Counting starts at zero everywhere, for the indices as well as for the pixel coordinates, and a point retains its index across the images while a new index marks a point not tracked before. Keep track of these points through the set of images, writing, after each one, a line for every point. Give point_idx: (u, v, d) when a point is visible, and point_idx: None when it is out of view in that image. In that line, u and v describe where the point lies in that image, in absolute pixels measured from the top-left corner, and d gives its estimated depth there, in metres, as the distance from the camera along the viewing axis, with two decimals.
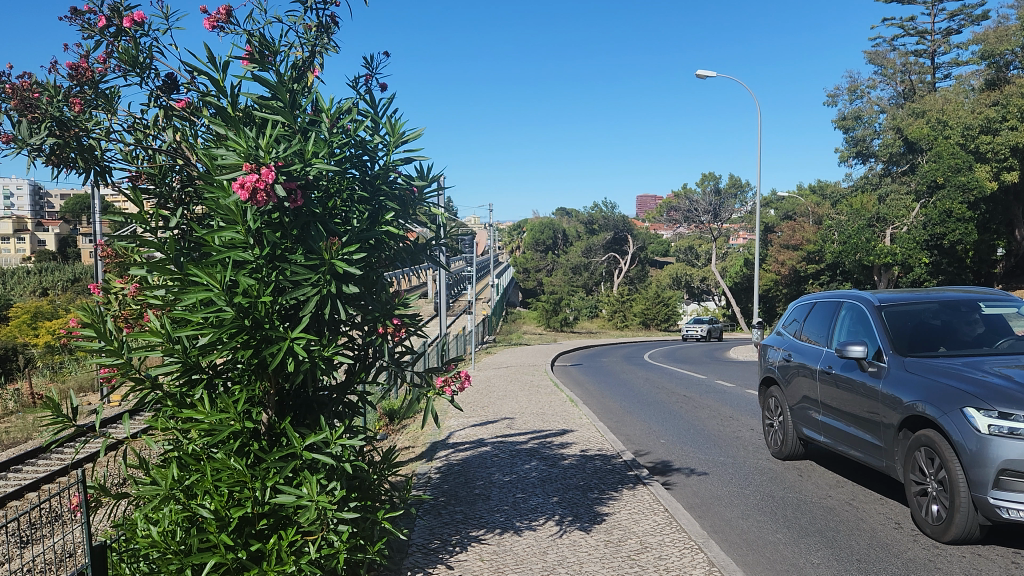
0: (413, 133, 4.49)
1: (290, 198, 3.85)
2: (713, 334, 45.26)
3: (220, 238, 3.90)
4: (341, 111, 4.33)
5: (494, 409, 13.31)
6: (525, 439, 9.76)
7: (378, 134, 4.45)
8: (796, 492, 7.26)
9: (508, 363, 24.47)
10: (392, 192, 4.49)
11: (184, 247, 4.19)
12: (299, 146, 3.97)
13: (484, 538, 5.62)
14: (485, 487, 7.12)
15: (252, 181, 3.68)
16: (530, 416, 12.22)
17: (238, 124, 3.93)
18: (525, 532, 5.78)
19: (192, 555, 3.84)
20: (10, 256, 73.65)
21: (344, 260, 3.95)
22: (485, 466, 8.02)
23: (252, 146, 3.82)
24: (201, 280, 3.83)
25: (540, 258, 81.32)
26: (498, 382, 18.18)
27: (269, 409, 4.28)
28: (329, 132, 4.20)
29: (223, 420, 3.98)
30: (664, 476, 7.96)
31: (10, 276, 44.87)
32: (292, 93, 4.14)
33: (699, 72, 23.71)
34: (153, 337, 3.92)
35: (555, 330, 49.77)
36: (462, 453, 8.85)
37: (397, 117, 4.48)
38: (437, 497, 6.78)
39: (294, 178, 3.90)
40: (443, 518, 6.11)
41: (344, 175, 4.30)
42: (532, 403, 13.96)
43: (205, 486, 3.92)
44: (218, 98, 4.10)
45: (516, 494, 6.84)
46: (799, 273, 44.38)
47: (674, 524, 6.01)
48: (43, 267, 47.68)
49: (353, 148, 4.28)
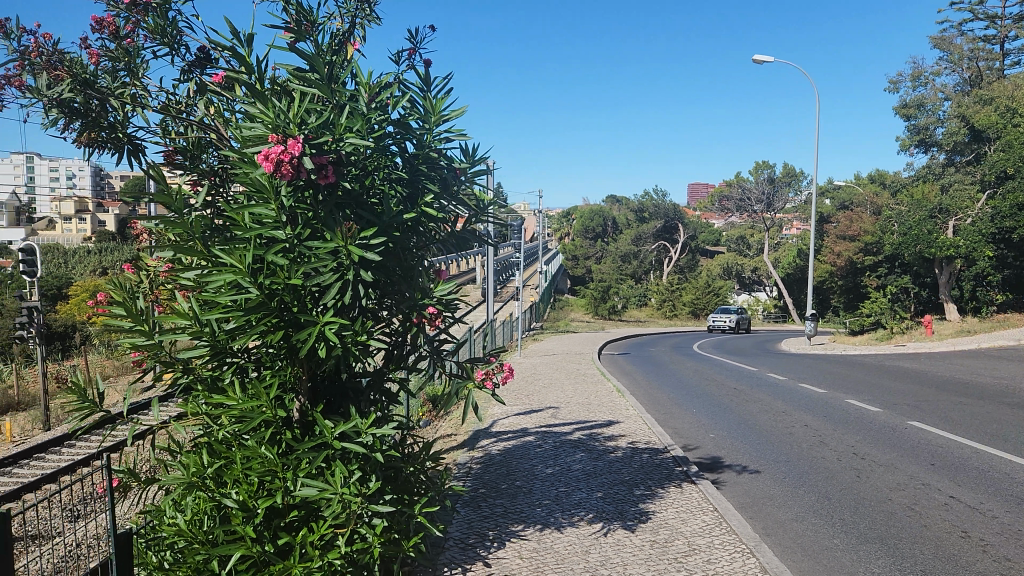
0: (455, 111, 4.26)
1: (321, 174, 3.66)
2: (742, 326, 42.97)
3: (251, 217, 3.73)
4: (381, 86, 4.10)
5: (538, 397, 13.10)
6: (570, 430, 9.52)
7: (417, 111, 4.23)
8: (854, 494, 6.89)
9: (554, 351, 24.21)
10: (434, 172, 4.26)
11: (216, 226, 4.03)
12: (331, 120, 3.75)
13: (524, 534, 5.40)
14: (527, 479, 6.91)
15: (277, 153, 3.50)
16: (575, 405, 11.97)
17: (268, 96, 3.73)
18: (567, 528, 5.55)
19: (218, 546, 3.70)
20: (72, 237, 75.73)
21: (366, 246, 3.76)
22: (527, 458, 7.81)
23: (282, 119, 3.62)
24: (229, 261, 3.66)
25: (588, 245, 80.65)
26: (544, 371, 17.97)
27: (302, 395, 4.11)
28: (367, 107, 3.97)
29: (253, 407, 3.81)
30: (714, 473, 7.65)
31: (71, 256, 46.09)
32: (329, 66, 3.93)
33: (756, 57, 22.98)
34: (180, 319, 3.77)
35: (603, 318, 49.30)
36: (505, 443, 8.66)
37: (439, 94, 4.25)
38: (477, 489, 6.60)
39: (325, 153, 3.69)
40: (482, 511, 5.92)
41: (382, 153, 4.09)
42: (578, 392, 13.70)
43: (234, 475, 3.77)
44: (246, 72, 3.91)
45: (558, 488, 6.62)
46: (855, 265, 43.07)
47: (723, 525, 5.72)
48: (102, 247, 48.88)
49: (392, 126, 4.06)
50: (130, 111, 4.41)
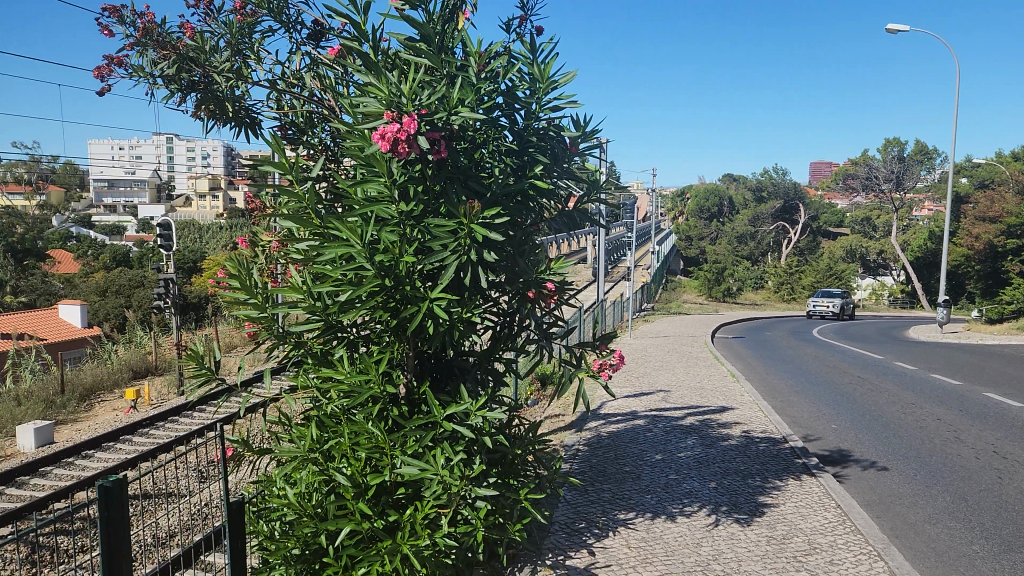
0: (565, 77, 4.08)
1: (433, 149, 3.57)
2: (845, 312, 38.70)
3: (364, 192, 3.68)
4: (492, 54, 3.95)
5: (649, 380, 12.82)
6: (682, 415, 9.24)
7: (526, 81, 4.07)
8: (994, 496, 6.34)
9: (666, 333, 23.71)
10: (543, 144, 4.09)
11: (327, 199, 4.03)
12: (444, 92, 3.64)
13: (632, 522, 5.22)
14: (637, 465, 6.72)
15: (393, 131, 3.40)
16: (687, 389, 11.63)
17: (381, 68, 3.65)
18: (678, 519, 5.33)
19: (327, 521, 3.70)
20: (205, 213, 79.99)
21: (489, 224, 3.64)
22: (637, 442, 7.61)
23: (395, 92, 3.54)
24: (341, 235, 3.63)
25: (704, 225, 78.62)
26: (655, 353, 17.58)
27: (409, 372, 4.06)
28: (478, 77, 3.83)
29: (361, 382, 3.78)
30: (836, 467, 7.22)
31: (205, 232, 48.65)
32: (440, 35, 3.83)
33: (891, 26, 21.53)
34: (293, 293, 3.78)
35: (717, 301, 47.98)
36: (614, 425, 8.49)
37: (550, 60, 4.08)
38: (584, 472, 6.46)
39: (438, 128, 3.59)
40: (590, 496, 5.78)
41: (492, 125, 3.96)
42: (690, 376, 13.32)
43: (342, 450, 3.76)
44: (360, 42, 3.86)
45: (669, 475, 6.39)
46: (995, 249, 40.06)
47: (847, 524, 5.36)
48: (233, 223, 51.34)
49: (501, 96, 3.92)
50: (243, 84, 5.07)
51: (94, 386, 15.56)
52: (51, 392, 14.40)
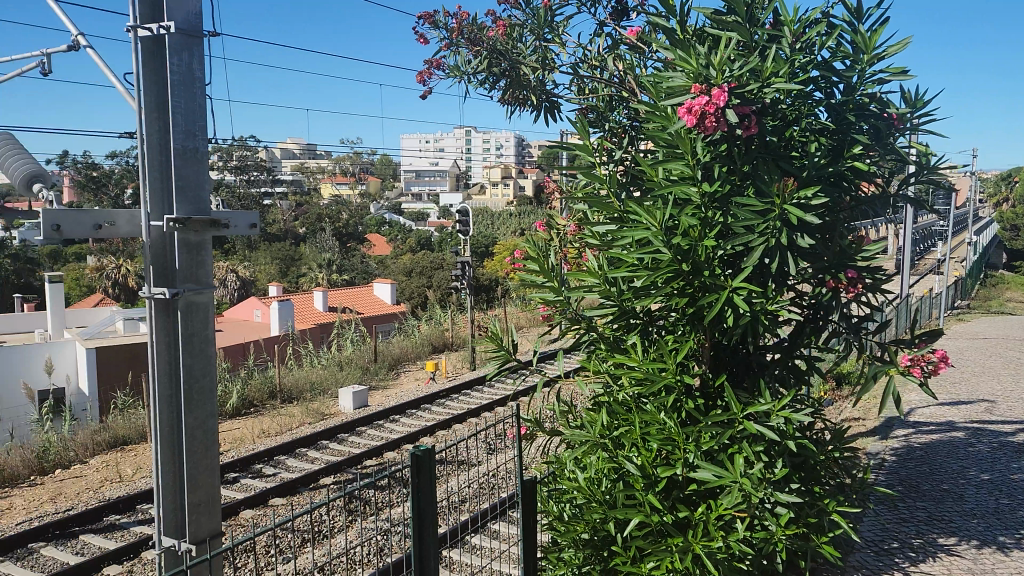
0: (893, 44, 3.64)
1: (742, 125, 3.34)
2: None
3: (666, 173, 3.55)
4: (809, 22, 3.61)
5: (968, 387, 11.30)
6: (1012, 430, 8.01)
7: (847, 49, 3.68)
8: None
9: (988, 334, 20.82)
10: (865, 118, 3.67)
11: (624, 182, 3.96)
12: (756, 64, 3.40)
13: (954, 550, 4.59)
14: (957, 483, 5.92)
15: (700, 104, 3.25)
16: (1018, 401, 10.08)
17: (688, 43, 3.50)
18: (1013, 553, 4.60)
19: (617, 510, 3.66)
20: (497, 201, 84.73)
21: (800, 206, 3.34)
22: (955, 457, 6.72)
23: (704, 64, 3.36)
24: (641, 218, 3.53)
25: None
26: (973, 356, 15.49)
27: (704, 363, 3.89)
28: (792, 48, 3.53)
29: (655, 370, 3.65)
30: None
31: (496, 218, 51.46)
32: (750, 6, 3.59)
33: None
34: (590, 277, 3.77)
35: None
36: (926, 435, 7.58)
37: (876, 25, 3.66)
38: (892, 486, 5.83)
39: (749, 102, 3.36)
40: (900, 514, 5.20)
41: (806, 100, 3.64)
42: (1021, 386, 11.54)
43: (634, 438, 3.70)
44: (667, 19, 3.74)
45: (998, 500, 5.55)
46: None
47: None
48: (522, 209, 53.72)
49: (818, 68, 3.59)
50: (547, 70, 5.66)
51: (400, 357, 17.14)
52: (366, 361, 16.10)
